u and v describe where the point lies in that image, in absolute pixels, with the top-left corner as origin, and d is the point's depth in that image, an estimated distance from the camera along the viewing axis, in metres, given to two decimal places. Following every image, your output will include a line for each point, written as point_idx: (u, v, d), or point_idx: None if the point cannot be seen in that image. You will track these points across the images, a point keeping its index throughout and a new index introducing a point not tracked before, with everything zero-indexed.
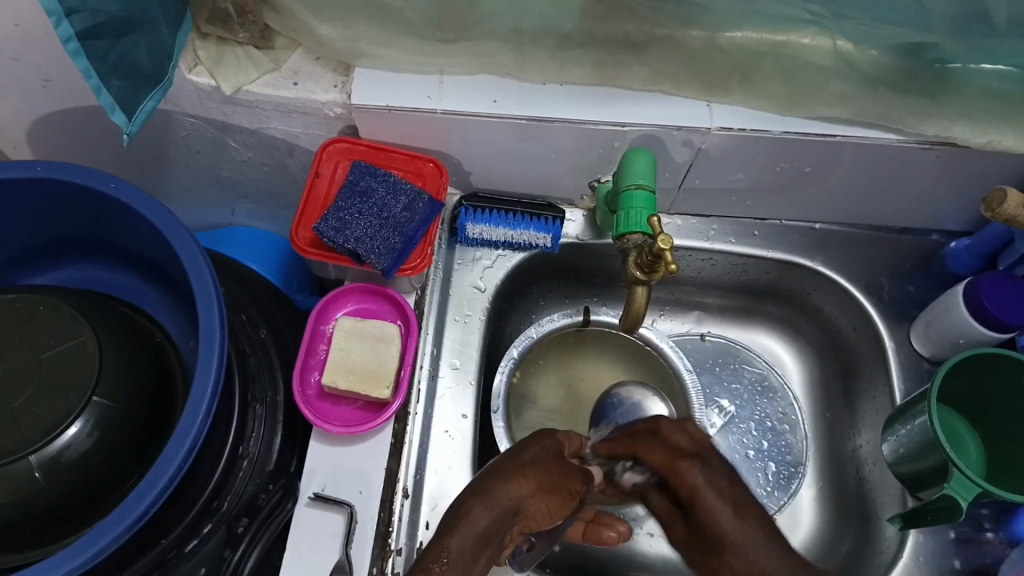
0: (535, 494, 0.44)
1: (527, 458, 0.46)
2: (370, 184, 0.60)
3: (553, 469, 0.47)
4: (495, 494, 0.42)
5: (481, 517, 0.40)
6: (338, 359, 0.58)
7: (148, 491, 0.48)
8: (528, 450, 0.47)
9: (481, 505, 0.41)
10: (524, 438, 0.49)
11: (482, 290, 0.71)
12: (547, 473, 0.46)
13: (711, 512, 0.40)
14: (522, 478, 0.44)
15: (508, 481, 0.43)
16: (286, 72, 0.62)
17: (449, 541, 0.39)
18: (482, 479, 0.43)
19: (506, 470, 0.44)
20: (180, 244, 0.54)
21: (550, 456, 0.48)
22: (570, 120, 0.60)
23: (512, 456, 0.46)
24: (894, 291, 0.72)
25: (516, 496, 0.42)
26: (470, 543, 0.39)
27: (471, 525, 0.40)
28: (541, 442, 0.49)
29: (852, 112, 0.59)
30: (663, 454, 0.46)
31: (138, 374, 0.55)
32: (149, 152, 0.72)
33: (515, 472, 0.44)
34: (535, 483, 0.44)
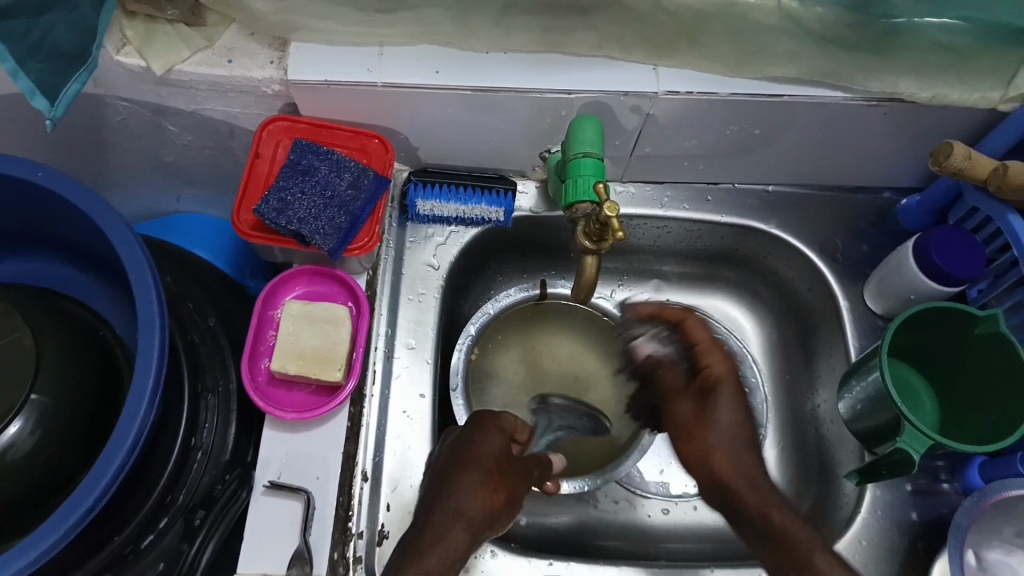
0: (500, 502, 0.51)
1: (484, 459, 0.52)
2: (312, 162, 0.58)
3: (509, 467, 0.53)
4: (466, 512, 0.48)
5: (458, 540, 0.47)
6: (287, 344, 0.57)
7: (91, 489, 0.46)
8: (488, 444, 0.53)
9: (454, 521, 0.48)
10: (476, 424, 0.55)
11: (436, 267, 0.69)
12: (505, 472, 0.52)
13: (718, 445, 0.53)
14: (487, 488, 0.50)
15: (477, 491, 0.49)
16: (220, 50, 0.60)
17: (427, 564, 0.45)
18: (454, 495, 0.49)
19: (474, 481, 0.50)
20: (114, 234, 0.52)
21: (504, 451, 0.54)
22: (514, 89, 0.58)
23: (471, 449, 0.52)
24: (846, 250, 0.72)
25: (485, 508, 0.49)
26: (440, 564, 0.45)
27: (450, 549, 0.46)
28: (493, 437, 0.54)
29: (799, 71, 0.58)
30: (683, 403, 0.55)
31: (79, 367, 0.53)
32: (82, 138, 0.69)
33: (480, 483, 0.50)
34: (497, 488, 0.51)
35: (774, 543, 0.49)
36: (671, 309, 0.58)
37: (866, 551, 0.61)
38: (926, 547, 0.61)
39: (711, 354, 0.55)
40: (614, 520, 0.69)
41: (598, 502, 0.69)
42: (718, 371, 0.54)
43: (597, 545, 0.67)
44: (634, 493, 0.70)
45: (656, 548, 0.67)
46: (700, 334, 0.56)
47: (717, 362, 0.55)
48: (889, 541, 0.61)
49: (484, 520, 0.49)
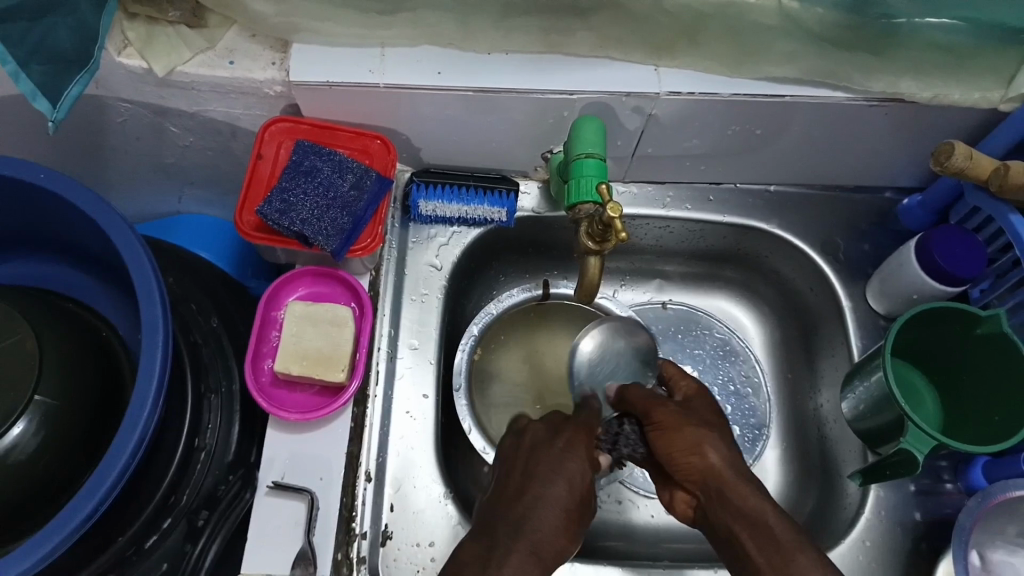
0: (575, 538, 0.44)
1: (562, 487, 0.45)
2: (315, 163, 0.58)
3: (587, 495, 0.47)
4: (542, 546, 0.42)
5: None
6: (290, 345, 0.56)
7: (95, 492, 0.46)
8: (567, 470, 0.47)
9: (525, 553, 0.41)
10: (559, 443, 0.49)
11: (438, 268, 0.69)
12: (583, 502, 0.46)
13: (711, 451, 0.49)
14: (565, 522, 0.44)
15: (555, 524, 0.43)
16: (222, 51, 0.60)
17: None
18: (535, 527, 0.43)
19: (556, 512, 0.44)
20: (117, 236, 0.52)
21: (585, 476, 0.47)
22: (516, 90, 0.58)
23: (544, 476, 0.46)
24: (848, 249, 0.72)
25: (563, 545, 0.43)
26: None
27: None
28: (573, 459, 0.48)
29: (801, 72, 0.58)
30: (661, 407, 0.53)
31: (81, 369, 0.53)
32: (84, 140, 0.69)
33: (558, 516, 0.44)
34: (574, 519, 0.45)
35: (761, 533, 0.43)
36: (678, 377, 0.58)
37: (868, 552, 0.61)
38: (928, 547, 0.61)
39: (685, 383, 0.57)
40: (618, 520, 0.69)
41: (600, 502, 0.69)
42: (687, 393, 0.56)
43: (600, 545, 0.67)
44: (638, 493, 0.70)
45: (660, 548, 0.67)
46: (683, 382, 0.57)
47: (702, 400, 0.55)
48: (892, 541, 0.61)
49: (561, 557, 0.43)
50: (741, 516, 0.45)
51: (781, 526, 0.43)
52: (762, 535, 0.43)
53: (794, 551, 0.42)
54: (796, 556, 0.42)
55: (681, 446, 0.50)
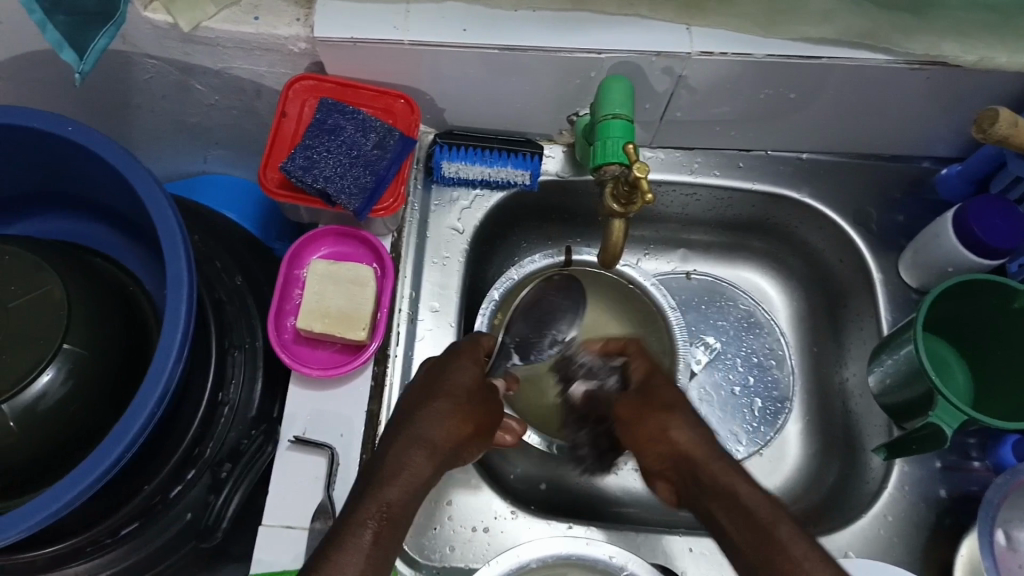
0: (469, 433, 0.48)
1: (453, 386, 0.49)
2: (338, 121, 0.58)
3: (480, 399, 0.50)
4: (433, 440, 0.45)
5: (421, 467, 0.44)
6: (312, 303, 0.57)
7: (122, 437, 0.47)
8: (463, 375, 0.50)
9: (419, 454, 0.45)
10: (456, 353, 0.51)
11: (461, 231, 0.69)
12: (476, 402, 0.49)
13: (677, 433, 0.48)
14: (455, 415, 0.47)
15: (444, 419, 0.46)
16: (246, 6, 0.60)
17: (390, 495, 0.42)
18: (422, 420, 0.46)
19: (445, 410, 0.47)
20: (144, 189, 0.52)
21: (474, 383, 0.50)
22: (542, 49, 0.57)
23: (442, 380, 0.49)
24: (881, 220, 0.70)
25: (452, 437, 0.46)
26: (405, 493, 0.42)
27: (413, 476, 0.44)
28: (467, 369, 0.51)
29: (838, 31, 0.56)
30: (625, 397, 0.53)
31: (107, 320, 0.54)
32: (111, 98, 0.70)
33: (453, 413, 0.47)
34: (470, 416, 0.48)
35: (747, 523, 0.42)
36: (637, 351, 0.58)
37: (891, 527, 0.60)
38: (953, 524, 0.60)
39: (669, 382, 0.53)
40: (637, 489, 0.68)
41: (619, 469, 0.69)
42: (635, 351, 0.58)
43: (616, 511, 0.67)
44: None
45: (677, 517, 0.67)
46: (641, 364, 0.56)
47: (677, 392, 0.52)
48: (915, 517, 0.60)
49: (456, 449, 0.47)
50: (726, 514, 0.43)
51: (755, 500, 0.42)
52: (740, 518, 0.42)
53: (778, 522, 0.41)
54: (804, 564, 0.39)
55: (653, 427, 0.49)
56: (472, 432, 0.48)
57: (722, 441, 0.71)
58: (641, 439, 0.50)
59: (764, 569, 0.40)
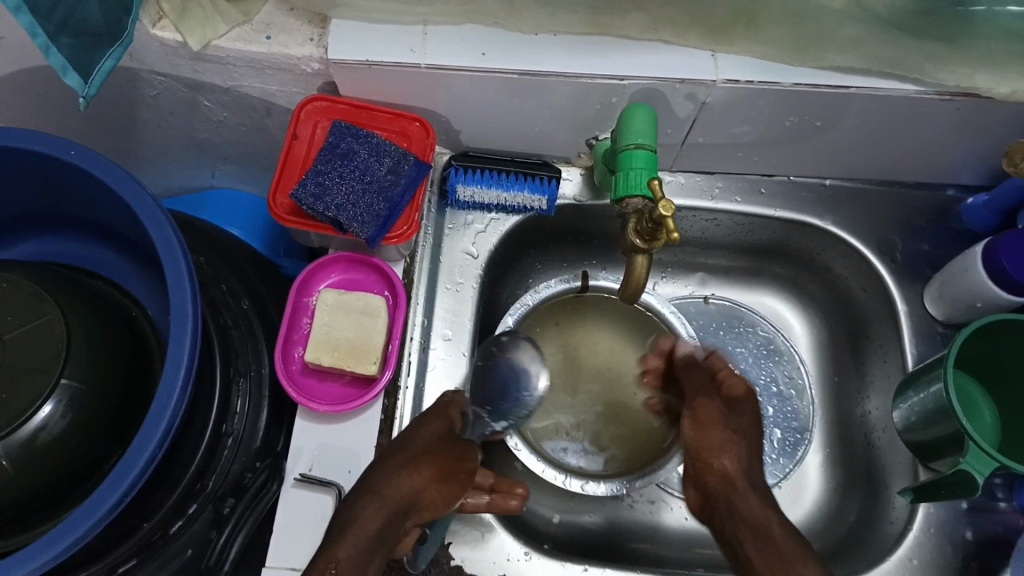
0: (429, 482, 0.46)
1: (416, 446, 0.48)
2: (351, 146, 0.56)
3: (445, 453, 0.49)
4: (388, 492, 0.43)
5: (372, 518, 0.41)
6: (321, 335, 0.55)
7: (121, 481, 0.46)
8: (429, 429, 0.51)
9: (373, 507, 0.42)
10: (427, 413, 0.52)
11: (474, 256, 0.67)
12: (439, 456, 0.48)
13: (727, 458, 0.47)
14: (411, 466, 0.45)
15: (401, 472, 0.45)
16: (258, 25, 0.58)
17: (339, 552, 0.39)
18: (378, 474, 0.44)
19: (404, 462, 0.45)
20: (147, 215, 0.50)
21: (439, 439, 0.50)
22: (563, 74, 0.55)
23: (406, 440, 0.49)
24: (905, 249, 0.69)
25: (411, 489, 0.44)
26: (362, 546, 0.39)
27: (369, 528, 0.40)
28: (433, 425, 0.51)
29: (866, 61, 0.55)
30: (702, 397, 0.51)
31: (109, 351, 0.52)
32: (117, 113, 0.68)
33: (411, 464, 0.45)
34: (429, 468, 0.46)
35: (769, 548, 0.42)
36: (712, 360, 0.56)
37: (915, 570, 0.58)
38: (978, 568, 0.59)
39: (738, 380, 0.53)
40: (650, 521, 0.68)
41: (633, 501, 0.68)
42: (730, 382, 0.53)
43: (632, 547, 0.66)
44: (671, 494, 0.69)
45: (693, 554, 0.66)
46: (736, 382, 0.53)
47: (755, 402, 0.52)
48: (940, 559, 0.59)
49: (415, 503, 0.44)
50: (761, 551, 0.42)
51: (796, 544, 0.42)
52: (765, 544, 0.42)
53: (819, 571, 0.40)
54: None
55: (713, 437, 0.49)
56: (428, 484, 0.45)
57: None
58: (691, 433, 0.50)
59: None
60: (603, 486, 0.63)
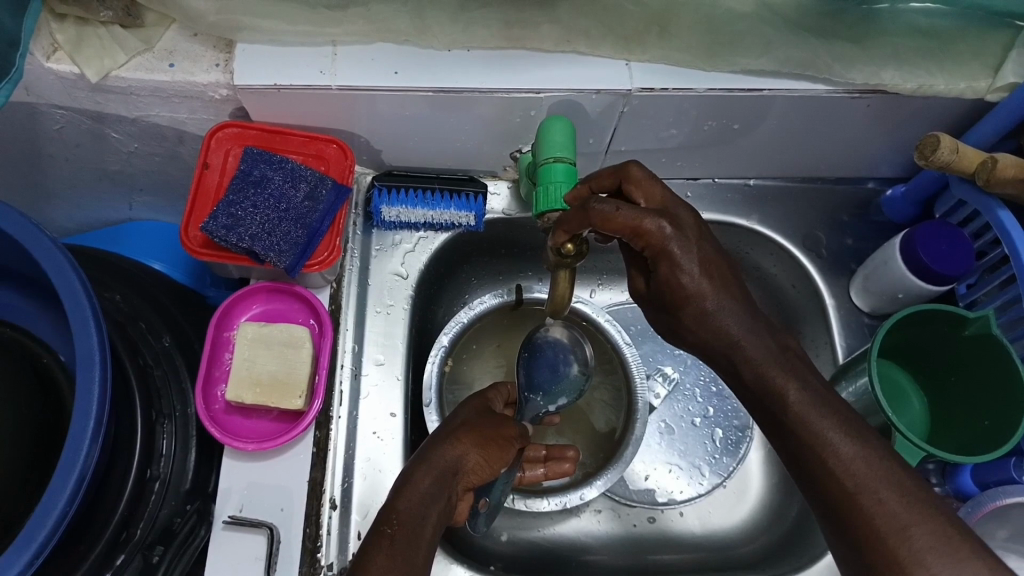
0: (477, 446, 0.48)
1: (459, 422, 0.50)
2: (265, 173, 0.55)
3: (490, 423, 0.51)
4: (435, 460, 0.46)
5: (423, 482, 0.44)
6: (242, 371, 0.53)
7: (28, 544, 0.43)
8: (469, 410, 0.53)
9: (425, 474, 0.45)
10: (469, 398, 0.55)
11: (404, 276, 0.66)
12: (482, 427, 0.50)
13: (720, 317, 0.46)
14: (455, 436, 0.48)
15: (446, 441, 0.47)
16: (160, 53, 0.56)
17: (398, 506, 0.43)
18: (427, 446, 0.47)
19: (446, 435, 0.48)
20: (46, 257, 0.48)
21: (478, 414, 0.52)
22: (478, 89, 0.55)
23: (450, 418, 0.51)
24: (830, 244, 0.70)
25: (459, 453, 0.47)
26: (417, 501, 0.43)
27: (421, 492, 0.43)
28: (474, 404, 0.54)
29: (777, 63, 0.55)
30: (655, 255, 0.45)
31: (17, 404, 0.49)
32: (19, 150, 0.65)
33: (452, 434, 0.48)
34: (474, 436, 0.49)
35: (780, 427, 0.42)
36: (601, 175, 0.49)
37: None
38: None
39: (652, 235, 0.44)
40: (599, 530, 0.67)
41: (582, 513, 0.68)
42: (652, 202, 0.47)
43: (582, 560, 0.65)
44: (619, 502, 0.68)
45: (643, 562, 0.66)
46: (654, 226, 0.44)
47: (707, 251, 0.46)
48: None
49: (461, 469, 0.47)
50: (818, 488, 0.40)
51: (852, 466, 0.39)
52: (779, 423, 0.43)
53: (878, 486, 0.38)
54: (912, 530, 0.36)
55: (718, 349, 0.47)
56: (476, 452, 0.48)
57: (687, 473, 0.70)
58: (698, 345, 0.48)
59: (843, 513, 0.38)
60: (548, 501, 0.62)
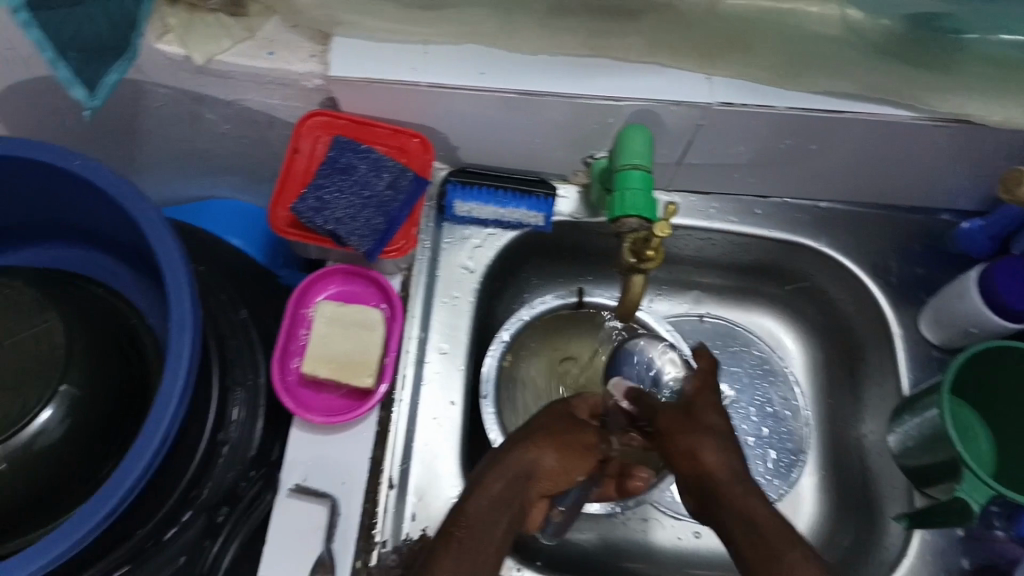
0: (553, 451, 0.50)
1: (543, 424, 0.51)
2: (352, 161, 0.57)
3: (573, 428, 0.52)
4: (514, 463, 0.48)
5: (495, 488, 0.47)
6: (319, 347, 0.55)
7: (115, 491, 0.46)
8: (556, 412, 0.53)
9: (501, 477, 0.47)
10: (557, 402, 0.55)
11: (471, 270, 0.68)
12: (565, 433, 0.51)
13: (707, 456, 0.47)
14: (536, 441, 0.50)
15: (527, 446, 0.49)
16: (261, 41, 0.59)
17: (469, 507, 0.45)
18: (511, 449, 0.49)
19: (530, 438, 0.50)
20: (148, 225, 0.51)
21: (559, 417, 0.52)
22: (561, 94, 0.57)
23: (533, 419, 0.52)
24: (898, 272, 0.69)
25: (536, 456, 0.49)
26: (487, 504, 0.46)
27: (493, 491, 0.46)
28: (561, 408, 0.54)
29: (858, 86, 0.56)
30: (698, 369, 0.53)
31: (109, 363, 0.53)
32: (120, 124, 0.69)
33: (530, 437, 0.50)
34: (553, 442, 0.50)
35: (748, 545, 0.42)
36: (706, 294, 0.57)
37: None
38: None
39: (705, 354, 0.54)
40: (641, 538, 0.68)
41: (627, 519, 0.68)
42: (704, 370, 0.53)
43: (622, 566, 0.67)
44: (664, 513, 0.69)
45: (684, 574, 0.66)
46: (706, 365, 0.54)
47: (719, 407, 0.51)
48: None
49: (533, 475, 0.49)
50: None
51: None
52: (746, 539, 0.42)
53: None
54: None
55: (699, 485, 0.47)
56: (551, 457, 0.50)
57: None
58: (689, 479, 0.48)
59: None
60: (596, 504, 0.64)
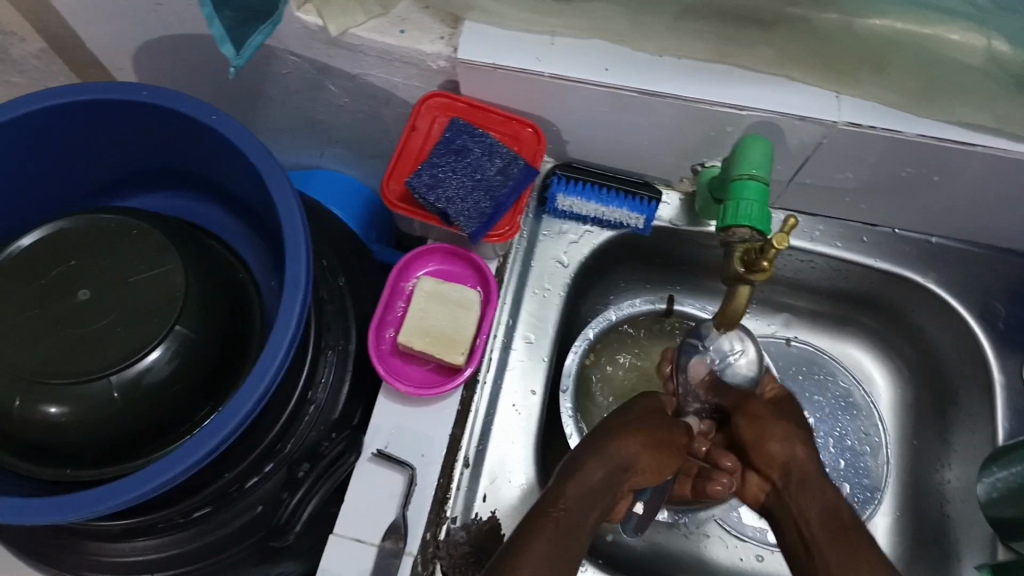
0: (648, 447, 0.50)
1: (637, 421, 0.52)
2: (467, 143, 0.58)
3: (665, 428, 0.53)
4: (612, 454, 0.49)
5: (594, 474, 0.47)
6: (416, 320, 0.57)
7: (214, 434, 0.47)
8: (648, 411, 0.54)
9: (600, 466, 0.48)
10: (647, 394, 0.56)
11: (565, 265, 0.68)
12: (659, 432, 0.52)
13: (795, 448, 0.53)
14: (633, 435, 0.50)
15: (624, 439, 0.50)
16: (393, 18, 0.61)
17: (567, 492, 0.46)
18: (607, 438, 0.50)
19: (626, 431, 0.50)
20: (274, 183, 0.53)
21: (649, 415, 0.53)
22: (682, 98, 0.56)
23: (625, 412, 0.53)
24: (1008, 318, 0.66)
25: (632, 450, 0.50)
26: (584, 492, 0.46)
27: (591, 479, 0.47)
28: (649, 404, 0.55)
29: (995, 119, 0.54)
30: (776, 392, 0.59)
31: (217, 312, 0.55)
32: (247, 86, 0.72)
33: (626, 429, 0.51)
34: (648, 439, 0.51)
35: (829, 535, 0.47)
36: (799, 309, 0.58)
37: None
38: None
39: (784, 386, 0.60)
40: (702, 553, 0.67)
41: (688, 532, 0.67)
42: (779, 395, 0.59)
43: None
44: (728, 532, 0.68)
45: None
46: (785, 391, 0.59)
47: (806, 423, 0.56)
48: None
49: (630, 467, 0.49)
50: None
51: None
52: (828, 522, 0.48)
53: None
54: None
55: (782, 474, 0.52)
56: (646, 455, 0.50)
57: None
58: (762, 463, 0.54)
59: None
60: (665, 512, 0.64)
